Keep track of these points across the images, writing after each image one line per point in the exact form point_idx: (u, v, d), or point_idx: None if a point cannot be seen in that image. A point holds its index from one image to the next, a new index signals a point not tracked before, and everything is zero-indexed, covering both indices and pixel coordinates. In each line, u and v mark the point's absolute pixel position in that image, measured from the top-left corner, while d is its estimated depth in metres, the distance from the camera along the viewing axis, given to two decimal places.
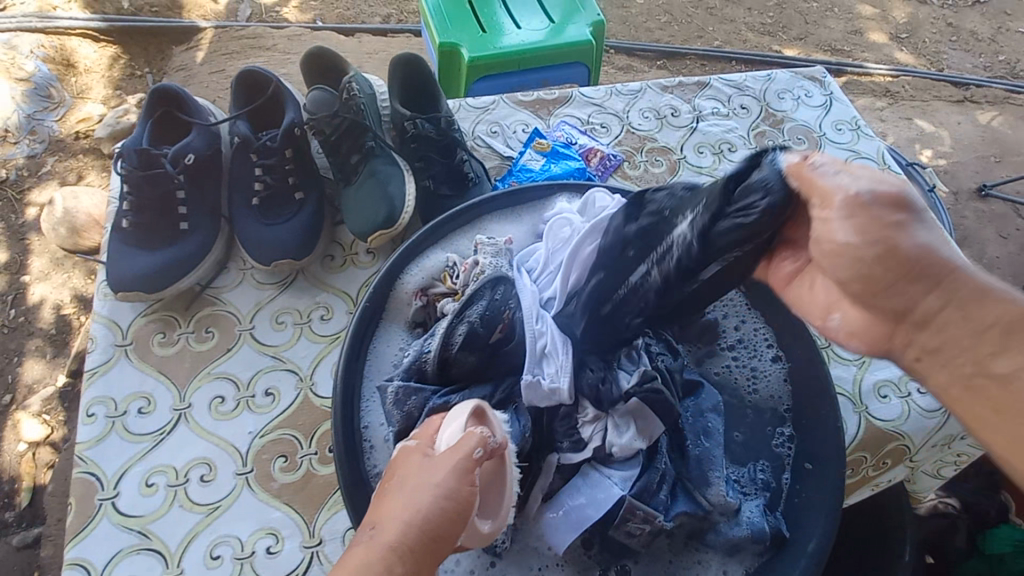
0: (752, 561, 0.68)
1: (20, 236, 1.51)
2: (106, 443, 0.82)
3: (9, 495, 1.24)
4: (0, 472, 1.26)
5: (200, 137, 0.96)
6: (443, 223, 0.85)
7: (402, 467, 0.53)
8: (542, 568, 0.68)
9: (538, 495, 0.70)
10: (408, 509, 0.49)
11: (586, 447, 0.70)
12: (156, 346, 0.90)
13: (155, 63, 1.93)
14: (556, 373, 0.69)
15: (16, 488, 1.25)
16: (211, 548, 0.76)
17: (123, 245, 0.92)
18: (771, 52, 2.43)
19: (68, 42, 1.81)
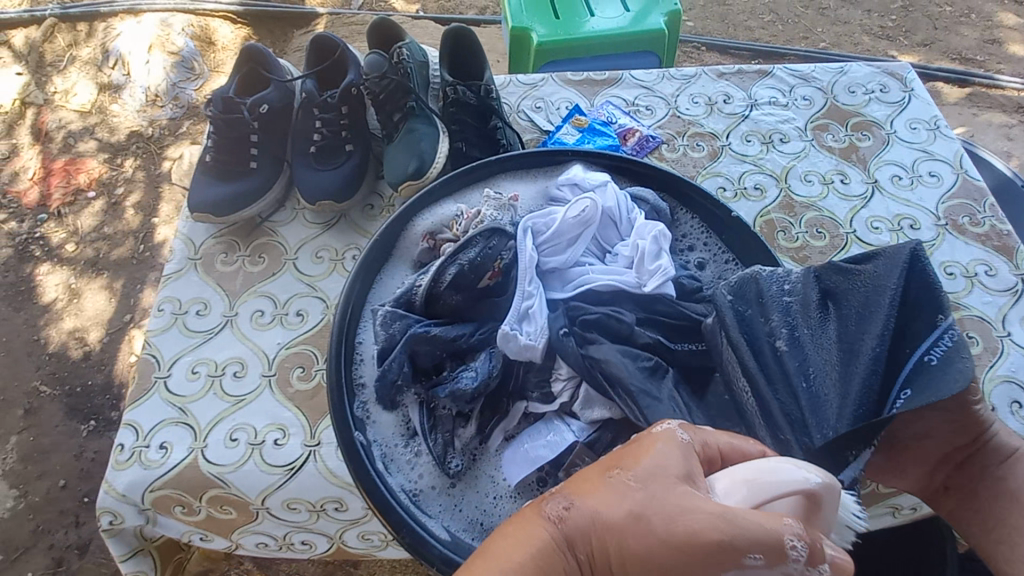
0: None
1: (155, 184, 1.81)
2: (168, 334, 0.99)
3: (118, 395, 1.50)
4: (115, 377, 1.52)
5: (275, 91, 1.11)
6: (459, 176, 0.91)
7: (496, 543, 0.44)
8: (496, 496, 0.73)
9: (500, 432, 0.76)
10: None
11: (555, 400, 0.74)
12: (218, 263, 1.06)
13: (279, 43, 2.15)
14: (534, 333, 0.72)
15: (124, 391, 1.50)
16: (231, 432, 0.89)
17: (203, 177, 1.09)
18: (885, 57, 2.23)
19: (211, 23, 2.10)
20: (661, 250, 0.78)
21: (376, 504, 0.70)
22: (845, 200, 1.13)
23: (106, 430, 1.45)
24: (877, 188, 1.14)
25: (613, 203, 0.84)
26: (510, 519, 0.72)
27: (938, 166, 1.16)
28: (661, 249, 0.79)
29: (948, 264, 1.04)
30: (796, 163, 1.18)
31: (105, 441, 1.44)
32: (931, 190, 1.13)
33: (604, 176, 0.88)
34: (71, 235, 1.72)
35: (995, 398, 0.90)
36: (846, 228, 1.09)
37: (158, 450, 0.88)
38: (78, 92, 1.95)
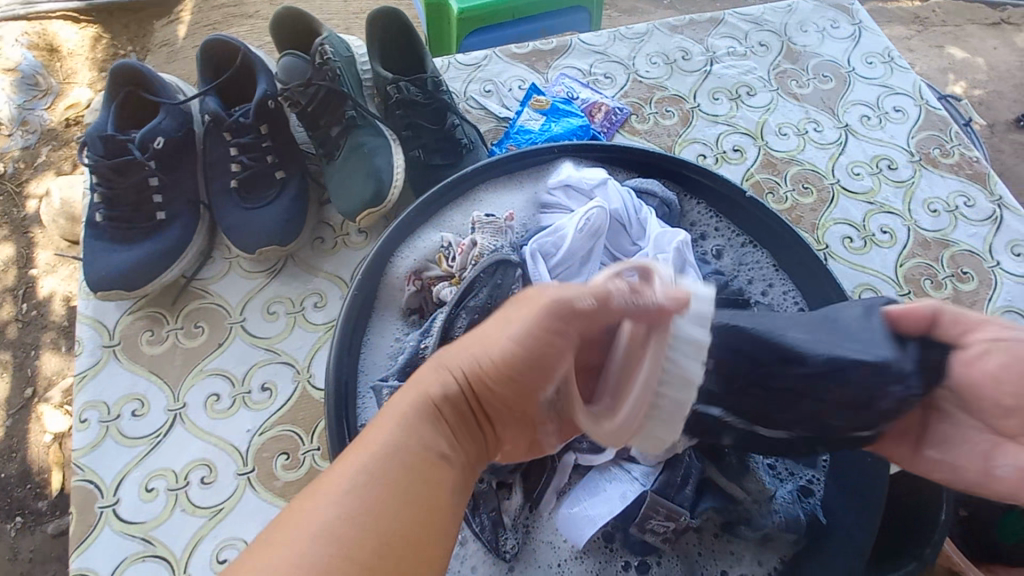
0: (786, 549, 0.65)
1: (22, 230, 1.43)
2: (102, 449, 0.79)
3: (39, 485, 1.17)
4: (32, 466, 1.18)
5: (170, 117, 0.89)
6: (434, 198, 0.76)
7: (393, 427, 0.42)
8: (561, 565, 0.64)
9: (551, 494, 0.66)
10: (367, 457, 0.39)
11: (607, 448, 0.65)
12: (145, 345, 0.86)
13: (139, 40, 1.79)
14: None
15: (47, 478, 1.17)
16: (218, 552, 0.74)
17: (100, 242, 0.86)
18: None
19: (49, 26, 1.71)
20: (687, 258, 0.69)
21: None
22: (822, 149, 1.09)
23: (37, 524, 1.15)
24: (850, 132, 1.11)
25: (619, 204, 0.74)
26: None
27: (900, 100, 1.15)
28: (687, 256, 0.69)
29: (931, 201, 1.04)
30: (768, 117, 1.12)
31: (36, 540, 1.13)
32: (899, 127, 1.11)
33: (600, 172, 0.77)
34: None
35: None
36: (830, 179, 1.06)
37: None
38: None
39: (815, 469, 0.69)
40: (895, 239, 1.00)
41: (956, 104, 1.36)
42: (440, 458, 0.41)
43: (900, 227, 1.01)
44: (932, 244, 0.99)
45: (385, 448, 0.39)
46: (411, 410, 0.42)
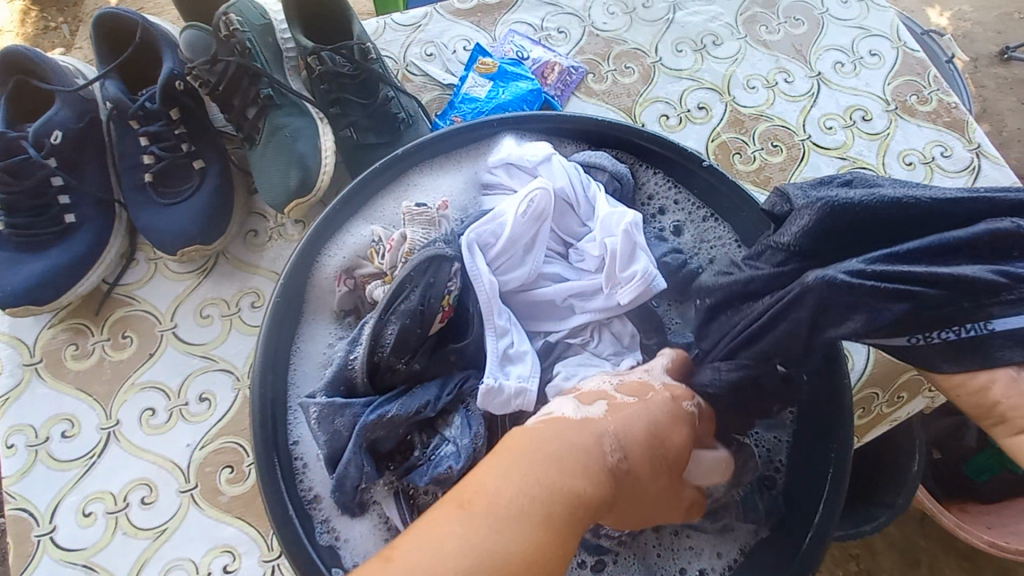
0: (749, 539, 0.63)
1: None
2: (32, 475, 0.74)
3: None
4: None
5: (66, 107, 0.80)
6: (362, 186, 0.69)
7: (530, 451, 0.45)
8: None
9: None
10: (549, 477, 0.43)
11: None
12: (70, 361, 0.80)
13: None
14: (521, 375, 0.60)
15: None
16: (165, 574, 0.71)
17: (3, 252, 0.78)
18: None
19: None
20: (633, 243, 0.63)
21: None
22: (793, 101, 1.02)
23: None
24: (822, 81, 1.03)
25: (563, 184, 0.68)
26: None
27: (877, 42, 1.06)
28: (634, 240, 0.63)
29: (907, 153, 0.98)
30: (736, 68, 1.04)
31: None
32: (875, 73, 1.04)
33: (543, 147, 0.70)
34: None
35: None
36: (801, 135, 0.99)
37: None
38: None
39: (780, 451, 0.65)
40: None
41: (936, 40, 1.27)
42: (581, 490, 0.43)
43: None
44: None
45: (516, 523, 0.40)
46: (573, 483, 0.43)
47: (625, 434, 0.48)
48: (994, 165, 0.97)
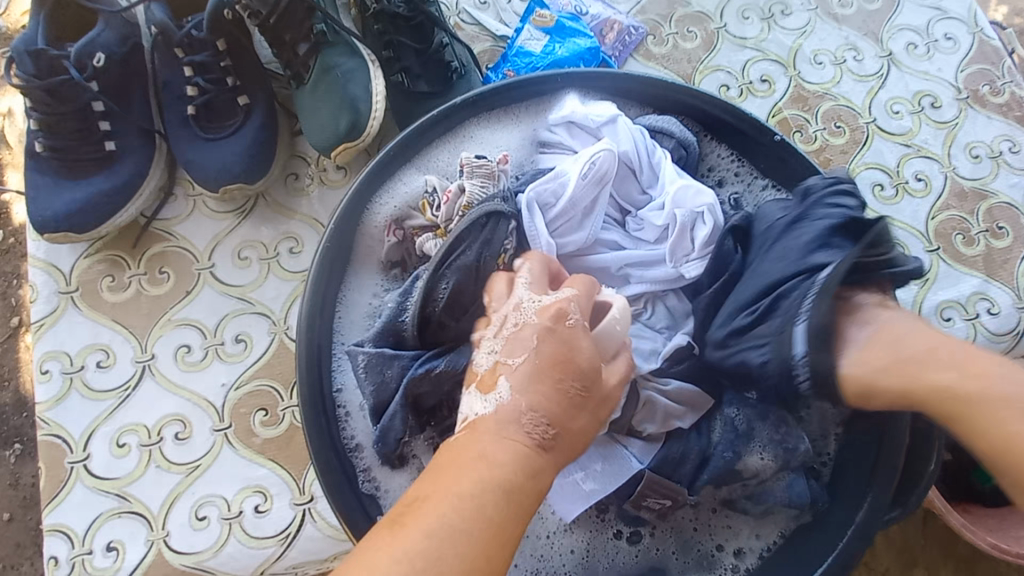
0: (789, 523, 0.62)
1: None
2: (67, 402, 0.74)
3: None
4: None
5: (110, 30, 0.76)
6: (417, 135, 0.66)
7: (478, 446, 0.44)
8: (549, 535, 0.62)
9: None
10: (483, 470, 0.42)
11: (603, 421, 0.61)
12: (106, 292, 0.79)
13: None
14: None
15: None
16: (197, 509, 0.71)
17: (41, 175, 0.76)
18: None
19: None
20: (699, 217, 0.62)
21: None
22: (861, 82, 0.97)
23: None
24: (893, 63, 0.98)
25: (629, 147, 0.64)
26: (574, 556, 0.61)
27: (954, 25, 1.00)
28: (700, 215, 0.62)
29: (974, 146, 0.94)
30: (803, 41, 0.98)
31: None
32: (949, 58, 0.98)
33: (610, 107, 0.66)
34: None
35: None
36: (865, 117, 0.94)
37: (106, 555, 0.69)
38: None
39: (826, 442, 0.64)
40: (929, 188, 0.91)
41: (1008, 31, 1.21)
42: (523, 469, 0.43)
43: (936, 174, 0.92)
44: (968, 195, 0.91)
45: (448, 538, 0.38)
46: (501, 464, 0.42)
47: (543, 390, 0.46)
48: None
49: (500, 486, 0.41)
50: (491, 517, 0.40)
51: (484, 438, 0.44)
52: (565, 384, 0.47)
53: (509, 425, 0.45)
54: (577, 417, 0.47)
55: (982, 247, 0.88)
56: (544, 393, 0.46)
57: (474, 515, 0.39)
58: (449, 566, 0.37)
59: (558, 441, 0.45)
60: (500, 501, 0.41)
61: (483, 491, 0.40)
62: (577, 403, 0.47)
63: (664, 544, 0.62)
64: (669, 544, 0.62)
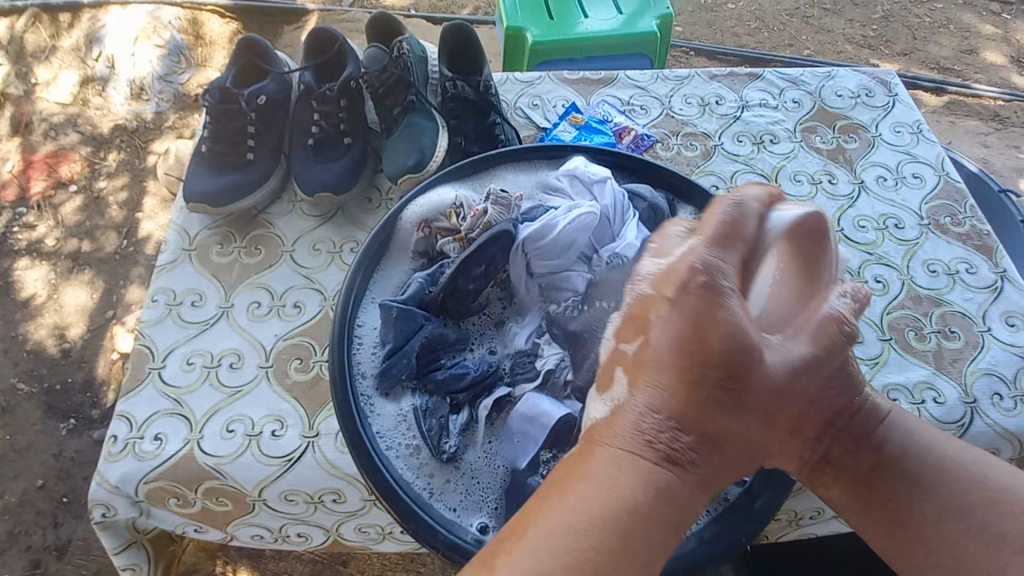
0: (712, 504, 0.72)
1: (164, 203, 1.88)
2: (162, 325, 0.98)
3: (98, 394, 1.58)
4: (95, 375, 1.60)
5: (274, 83, 1.11)
6: (460, 168, 0.91)
7: (603, 446, 0.53)
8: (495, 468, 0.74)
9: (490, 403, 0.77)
10: (592, 483, 0.50)
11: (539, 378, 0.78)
12: (214, 254, 1.05)
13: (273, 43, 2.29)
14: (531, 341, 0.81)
15: (106, 389, 1.58)
16: (228, 423, 0.89)
17: (199, 166, 1.08)
18: (854, 64, 2.47)
19: (201, 15, 2.28)
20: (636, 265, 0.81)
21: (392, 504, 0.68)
22: (832, 199, 1.17)
23: (86, 429, 1.53)
24: (863, 189, 1.18)
25: (610, 200, 0.86)
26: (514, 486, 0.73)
27: (921, 168, 1.21)
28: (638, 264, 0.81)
29: (931, 262, 1.08)
30: (786, 163, 1.21)
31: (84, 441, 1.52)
32: (914, 192, 1.17)
33: (605, 170, 0.89)
34: (69, 231, 1.84)
35: (976, 390, 0.94)
36: (833, 226, 1.13)
37: (153, 442, 0.87)
38: (105, 94, 2.08)
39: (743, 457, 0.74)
40: (887, 289, 1.05)
41: (1014, 201, 1.38)
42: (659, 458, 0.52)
43: (894, 279, 1.06)
44: (923, 300, 1.04)
45: (594, 512, 0.48)
46: (631, 471, 0.51)
47: (689, 368, 0.54)
48: (1017, 290, 1.04)
49: (618, 474, 0.51)
50: (663, 499, 0.51)
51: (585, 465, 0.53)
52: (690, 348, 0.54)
53: (669, 470, 0.52)
54: (690, 393, 0.54)
55: (933, 344, 0.99)
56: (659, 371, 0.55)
57: (634, 474, 0.51)
58: (596, 537, 0.47)
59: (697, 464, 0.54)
60: (684, 456, 0.52)
61: (669, 506, 0.51)
62: (677, 387, 0.54)
63: None
64: None
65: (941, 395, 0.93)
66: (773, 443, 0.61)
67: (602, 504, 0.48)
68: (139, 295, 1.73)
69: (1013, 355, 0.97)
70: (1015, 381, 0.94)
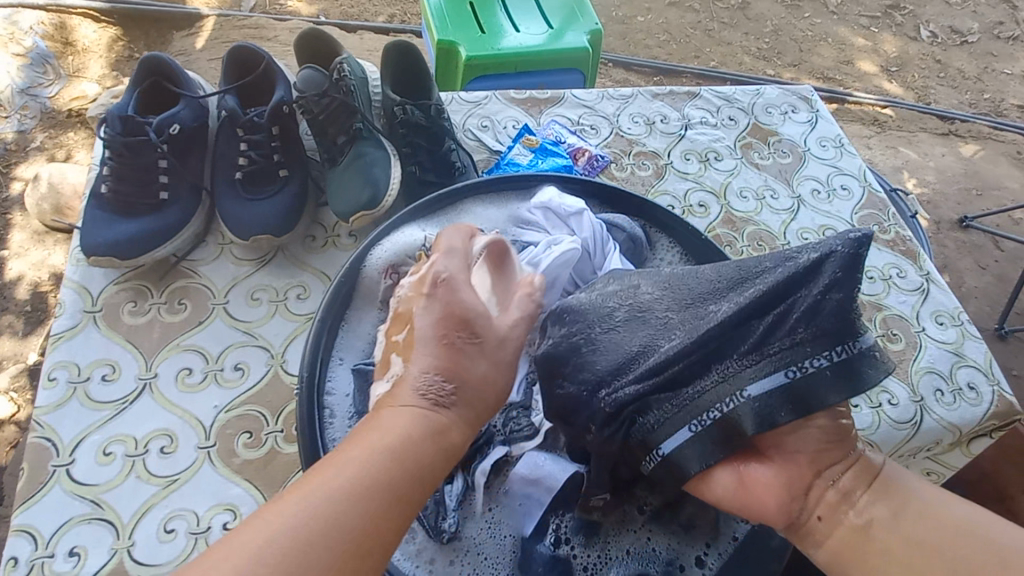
0: (727, 547, 0.68)
1: (37, 238, 1.59)
2: (66, 409, 0.80)
3: None
4: None
5: (188, 109, 0.95)
6: (425, 205, 0.83)
7: (387, 419, 0.47)
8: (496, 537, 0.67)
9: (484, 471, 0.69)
10: (372, 437, 0.45)
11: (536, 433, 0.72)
12: (127, 315, 0.89)
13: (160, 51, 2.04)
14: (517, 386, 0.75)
15: None
16: (165, 522, 0.74)
17: (100, 211, 0.91)
18: (755, 75, 2.67)
19: (70, 21, 1.96)
20: None
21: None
22: (777, 213, 1.22)
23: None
24: (801, 202, 1.24)
25: (590, 233, 0.82)
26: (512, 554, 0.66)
27: (847, 180, 1.30)
28: None
29: (868, 269, 1.16)
30: (731, 180, 1.25)
31: None
32: (845, 203, 1.26)
33: (579, 201, 0.85)
34: None
35: (922, 388, 1.01)
36: (782, 240, 1.18)
37: (67, 560, 0.70)
38: None
39: None
40: None
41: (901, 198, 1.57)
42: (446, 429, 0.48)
43: None
44: (866, 305, 1.11)
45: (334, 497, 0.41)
46: (403, 430, 0.46)
47: (434, 351, 0.52)
48: (940, 290, 1.15)
49: (406, 434, 0.46)
50: (433, 437, 0.47)
51: (378, 422, 0.47)
52: (444, 335, 0.52)
53: (402, 414, 0.47)
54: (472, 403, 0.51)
55: (880, 347, 1.06)
56: (425, 355, 0.52)
57: (402, 439, 0.45)
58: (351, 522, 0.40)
59: (459, 404, 0.50)
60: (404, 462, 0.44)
61: (444, 442, 0.47)
62: (461, 364, 0.51)
63: (633, 553, 0.67)
64: (635, 551, 0.67)
65: (895, 396, 0.99)
66: (758, 488, 0.58)
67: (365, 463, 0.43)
68: (13, 349, 1.44)
69: (946, 351, 1.06)
70: (951, 376, 1.03)
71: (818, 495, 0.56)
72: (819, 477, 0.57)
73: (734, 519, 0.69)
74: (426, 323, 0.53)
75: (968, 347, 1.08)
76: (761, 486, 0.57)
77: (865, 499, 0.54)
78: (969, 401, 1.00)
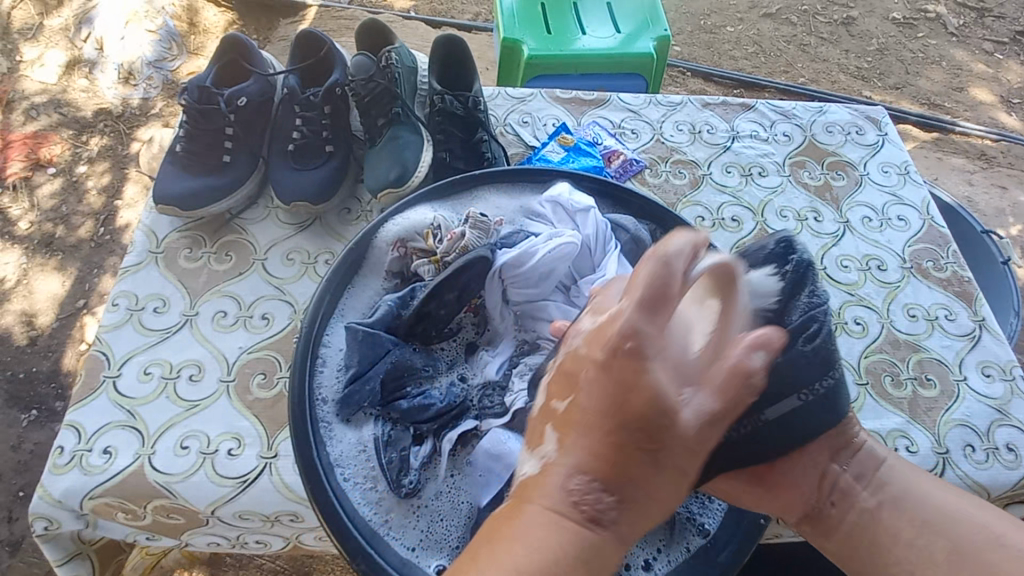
0: (678, 556, 0.69)
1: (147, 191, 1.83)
2: (121, 330, 0.94)
3: (63, 386, 1.52)
4: (61, 366, 1.54)
5: (256, 84, 1.07)
6: (442, 187, 0.89)
7: (515, 527, 0.52)
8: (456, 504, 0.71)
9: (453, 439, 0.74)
10: (512, 558, 0.50)
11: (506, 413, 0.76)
12: (182, 259, 1.02)
13: (266, 34, 2.26)
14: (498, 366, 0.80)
15: (70, 382, 1.52)
16: (182, 439, 0.85)
17: (173, 167, 1.04)
18: (846, 95, 2.50)
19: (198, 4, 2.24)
20: None
21: (345, 542, 0.66)
22: (818, 237, 1.16)
23: (47, 421, 1.47)
24: (848, 228, 1.17)
25: (591, 231, 0.84)
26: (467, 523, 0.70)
27: (906, 210, 1.21)
28: None
29: (912, 307, 1.08)
30: (773, 198, 1.20)
31: (44, 433, 1.46)
32: (899, 234, 1.17)
33: (589, 199, 0.87)
34: (40, 214, 1.78)
35: (949, 441, 0.93)
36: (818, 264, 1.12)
37: (101, 455, 0.83)
38: (99, 78, 2.02)
39: (705, 513, 0.72)
40: (866, 331, 1.05)
41: (997, 241, 1.37)
42: (592, 526, 0.52)
43: (874, 322, 1.06)
44: (902, 344, 1.03)
45: None
46: (557, 549, 0.50)
47: (589, 450, 0.54)
48: (994, 339, 1.04)
49: (550, 550, 0.50)
50: (580, 546, 0.51)
51: (511, 525, 0.53)
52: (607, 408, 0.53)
53: (539, 510, 0.53)
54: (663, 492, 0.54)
55: (909, 391, 0.98)
56: (572, 452, 0.54)
57: (540, 558, 0.50)
58: None
59: (618, 506, 0.53)
60: (583, 553, 0.51)
61: (576, 540, 0.52)
62: (614, 424, 0.52)
63: None
64: None
65: (914, 443, 0.92)
66: (788, 486, 0.69)
67: (529, 569, 0.49)
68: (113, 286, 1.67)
69: (987, 407, 0.97)
70: (988, 434, 0.94)
71: (832, 482, 0.68)
72: (833, 464, 0.69)
73: (689, 532, 0.71)
74: (587, 397, 0.54)
75: (1015, 406, 0.97)
76: (787, 472, 0.69)
77: (866, 490, 0.67)
78: (1004, 463, 0.91)
